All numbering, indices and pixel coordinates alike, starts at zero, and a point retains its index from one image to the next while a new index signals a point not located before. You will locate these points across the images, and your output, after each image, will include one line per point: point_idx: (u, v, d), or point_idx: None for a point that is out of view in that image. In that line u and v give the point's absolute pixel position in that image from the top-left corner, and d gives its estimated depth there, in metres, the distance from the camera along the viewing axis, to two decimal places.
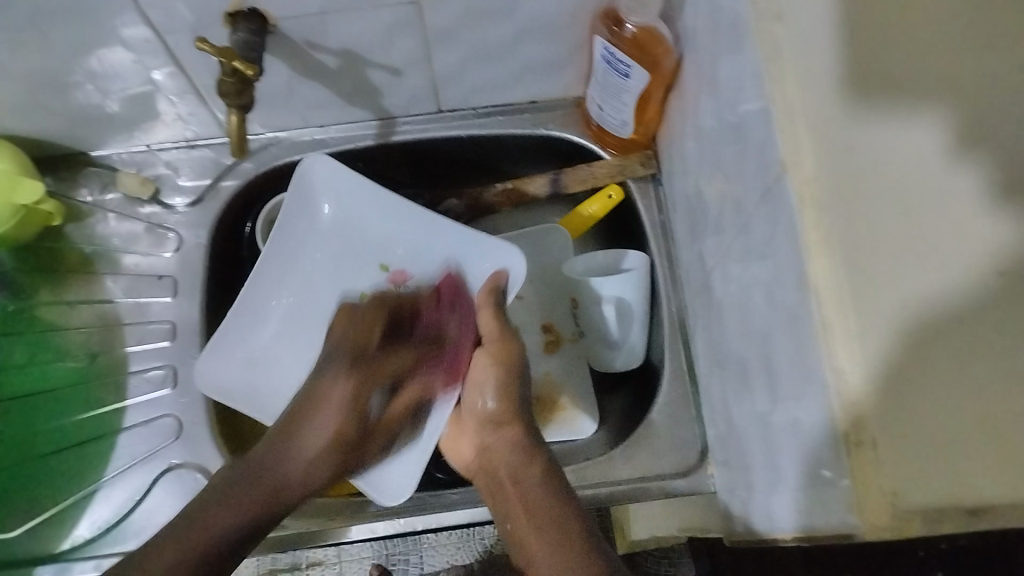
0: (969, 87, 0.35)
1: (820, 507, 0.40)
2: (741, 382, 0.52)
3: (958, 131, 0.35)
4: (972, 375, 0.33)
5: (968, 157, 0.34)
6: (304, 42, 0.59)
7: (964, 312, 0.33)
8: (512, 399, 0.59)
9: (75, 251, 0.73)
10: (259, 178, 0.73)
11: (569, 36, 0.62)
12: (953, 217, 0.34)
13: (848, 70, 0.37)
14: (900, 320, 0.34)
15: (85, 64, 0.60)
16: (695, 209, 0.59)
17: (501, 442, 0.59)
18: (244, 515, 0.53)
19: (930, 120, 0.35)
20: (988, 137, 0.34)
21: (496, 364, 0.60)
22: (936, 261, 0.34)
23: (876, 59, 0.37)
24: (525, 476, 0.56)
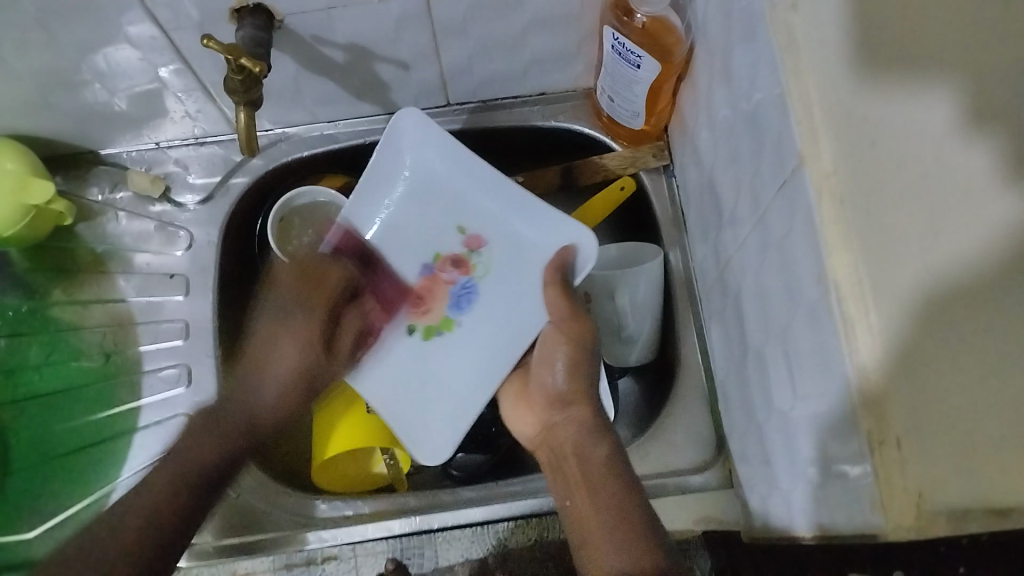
0: (977, 54, 0.32)
1: (843, 504, 0.39)
2: (759, 375, 0.52)
3: (967, 104, 0.32)
4: (992, 367, 0.31)
5: (980, 132, 0.32)
6: (311, 37, 0.59)
7: (978, 300, 0.32)
8: (582, 378, 0.60)
9: (86, 251, 0.73)
10: (269, 175, 0.72)
11: (579, 27, 0.61)
12: (967, 200, 0.32)
13: (860, 51, 0.36)
14: (910, 309, 0.33)
15: (92, 62, 0.59)
16: (709, 201, 0.59)
17: (568, 419, 0.59)
18: (220, 449, 0.56)
19: (936, 93, 0.33)
20: (996, 106, 0.32)
21: (565, 340, 0.61)
22: (946, 245, 0.32)
23: (885, 35, 0.35)
24: (590, 451, 0.56)
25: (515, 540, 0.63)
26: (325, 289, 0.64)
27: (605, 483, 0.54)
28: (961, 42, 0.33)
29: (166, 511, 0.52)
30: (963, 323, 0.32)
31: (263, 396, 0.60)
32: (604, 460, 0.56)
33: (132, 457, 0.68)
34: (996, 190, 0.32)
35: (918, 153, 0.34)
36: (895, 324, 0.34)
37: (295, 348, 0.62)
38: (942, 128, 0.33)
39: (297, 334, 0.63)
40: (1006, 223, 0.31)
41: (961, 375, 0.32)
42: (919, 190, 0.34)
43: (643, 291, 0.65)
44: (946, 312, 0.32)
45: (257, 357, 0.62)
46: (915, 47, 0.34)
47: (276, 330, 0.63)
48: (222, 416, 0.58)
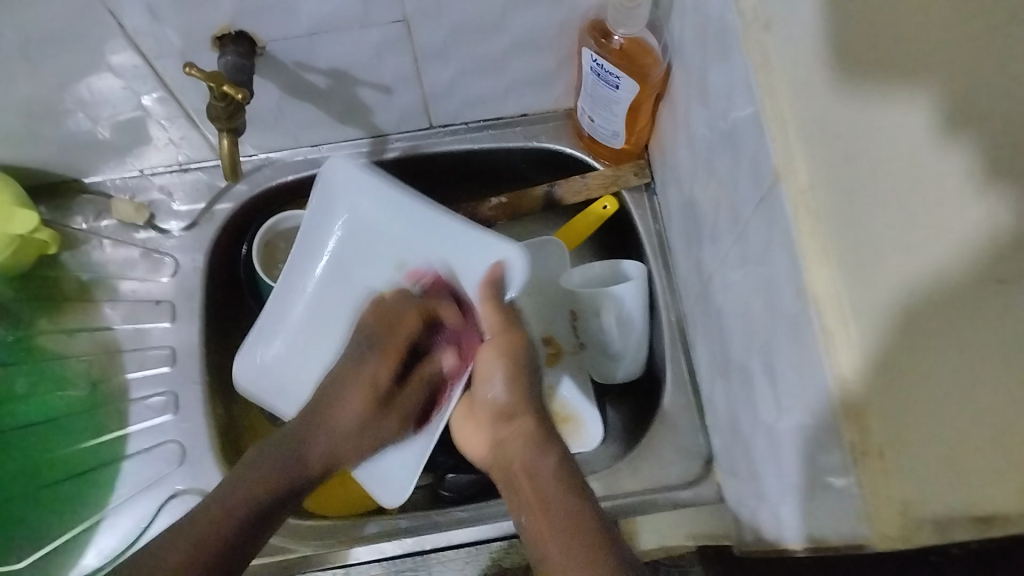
0: (948, 71, 0.34)
1: (830, 514, 0.40)
2: (744, 389, 0.52)
3: (940, 116, 0.33)
4: (971, 372, 0.32)
5: (955, 142, 0.33)
6: (293, 63, 0.59)
7: (954, 306, 0.32)
8: (524, 389, 0.57)
9: (72, 280, 0.73)
10: (252, 200, 0.73)
11: (558, 48, 0.62)
12: (942, 208, 0.33)
13: (830, 73, 0.37)
14: (895, 318, 0.33)
15: (75, 91, 0.60)
16: (691, 217, 0.59)
17: (516, 433, 0.56)
18: (263, 501, 0.54)
19: (912, 106, 0.34)
20: (969, 118, 0.33)
21: (501, 355, 0.57)
22: (927, 254, 0.33)
23: (854, 55, 0.36)
24: (541, 465, 0.54)
25: (510, 560, 0.63)
26: (410, 322, 0.62)
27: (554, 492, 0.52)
28: (938, 56, 0.34)
29: (196, 565, 0.49)
30: (947, 330, 0.32)
31: (321, 445, 0.58)
32: (557, 473, 0.53)
33: (121, 484, 0.68)
34: (974, 197, 0.32)
35: (891, 164, 0.34)
36: (879, 335, 0.34)
37: (355, 394, 0.60)
38: (921, 139, 0.34)
39: (360, 378, 0.61)
40: (986, 228, 0.32)
41: (946, 382, 0.32)
42: (895, 201, 0.34)
43: (628, 306, 0.66)
44: (930, 320, 0.33)
45: (323, 405, 0.60)
46: (895, 61, 0.35)
47: (344, 382, 0.61)
48: (278, 470, 0.55)
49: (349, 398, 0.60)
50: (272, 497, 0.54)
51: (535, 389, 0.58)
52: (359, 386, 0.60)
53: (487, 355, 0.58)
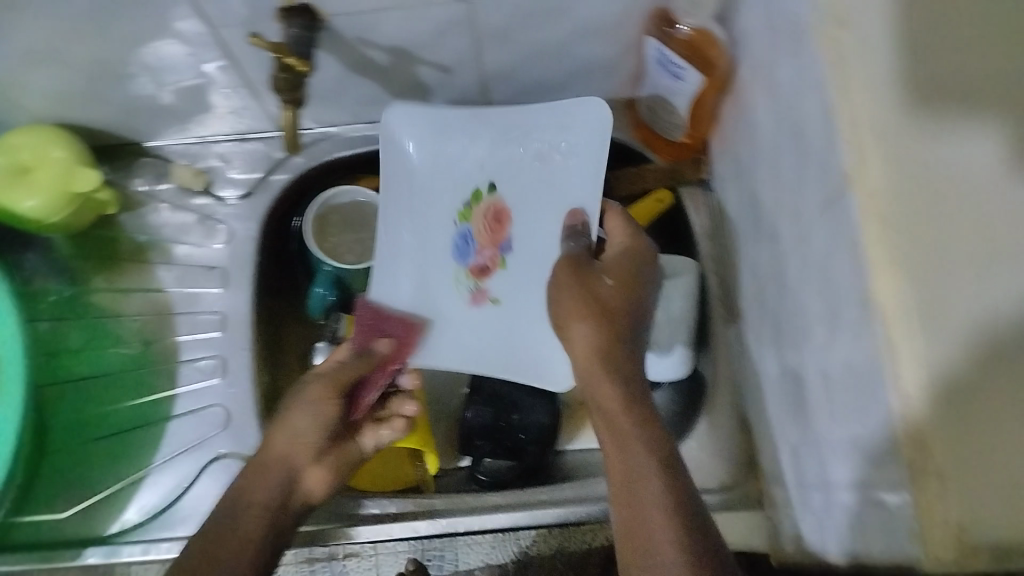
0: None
1: (879, 532, 0.39)
2: (795, 396, 0.51)
3: (1017, 143, 0.34)
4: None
5: None
6: (355, 38, 0.59)
7: (1021, 328, 0.33)
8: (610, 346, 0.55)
9: (129, 240, 0.75)
10: (313, 171, 0.73)
11: (623, 35, 0.61)
12: (1017, 230, 0.34)
13: (905, 72, 0.37)
14: (970, 342, 0.33)
15: (141, 56, 0.60)
16: (749, 216, 0.58)
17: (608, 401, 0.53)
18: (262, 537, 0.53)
19: (986, 130, 0.35)
20: None
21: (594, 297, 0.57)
22: (1002, 278, 0.33)
23: (930, 57, 0.37)
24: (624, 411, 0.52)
25: (536, 548, 0.64)
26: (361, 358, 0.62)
27: (637, 466, 0.50)
28: (1014, 91, 0.35)
29: None
30: (1021, 357, 0.33)
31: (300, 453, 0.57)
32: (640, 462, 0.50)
33: (166, 444, 0.69)
34: None
35: (968, 175, 0.35)
36: (948, 364, 0.33)
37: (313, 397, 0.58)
38: (992, 156, 0.34)
39: (321, 401, 0.58)
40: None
41: (1019, 410, 0.32)
42: (968, 216, 0.34)
43: (678, 304, 0.65)
44: (1007, 352, 0.33)
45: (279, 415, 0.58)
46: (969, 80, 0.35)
47: (293, 403, 0.58)
48: (260, 480, 0.55)
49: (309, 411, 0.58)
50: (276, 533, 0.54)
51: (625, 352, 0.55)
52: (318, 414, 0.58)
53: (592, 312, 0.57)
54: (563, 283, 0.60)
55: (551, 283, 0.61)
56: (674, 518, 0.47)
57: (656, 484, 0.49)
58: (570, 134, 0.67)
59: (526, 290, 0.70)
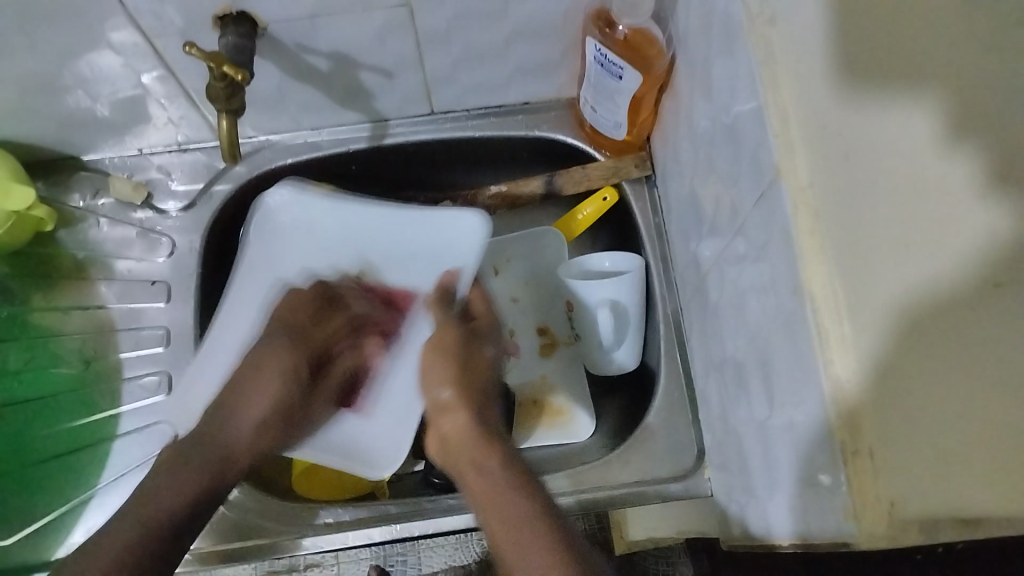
0: (952, 67, 0.33)
1: (817, 512, 0.40)
2: (737, 384, 0.52)
3: (946, 116, 0.33)
4: (965, 383, 0.32)
5: (958, 144, 0.32)
6: (295, 44, 0.59)
7: (946, 308, 0.32)
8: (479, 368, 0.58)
9: (67, 257, 0.73)
10: (252, 181, 0.73)
11: (562, 36, 0.62)
12: (940, 208, 0.32)
13: (837, 53, 0.37)
14: (891, 325, 0.33)
15: (75, 68, 0.59)
16: (689, 210, 0.59)
17: (449, 420, 0.54)
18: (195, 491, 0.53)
19: (914, 105, 0.34)
20: (972, 123, 0.32)
21: (436, 348, 0.58)
22: (922, 256, 0.33)
23: (861, 37, 0.36)
24: (469, 433, 0.53)
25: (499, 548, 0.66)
26: (325, 325, 0.65)
27: (497, 478, 0.50)
28: (941, 59, 0.33)
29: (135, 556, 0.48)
30: (940, 337, 0.32)
31: (239, 429, 0.57)
32: (500, 472, 0.50)
33: (112, 464, 0.68)
34: (973, 200, 0.32)
35: (894, 156, 0.34)
36: (869, 341, 0.34)
37: (274, 377, 0.60)
38: (918, 130, 0.33)
39: (274, 370, 0.60)
40: (982, 233, 0.31)
41: (937, 392, 0.32)
42: (891, 200, 0.34)
43: (625, 297, 0.66)
44: (924, 335, 0.32)
45: (233, 396, 0.59)
46: (895, 57, 0.34)
47: (254, 375, 0.60)
48: (194, 456, 0.54)
49: (280, 362, 0.61)
50: (218, 478, 0.54)
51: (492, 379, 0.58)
52: (280, 379, 0.60)
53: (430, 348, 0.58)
54: (438, 350, 0.58)
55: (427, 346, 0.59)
56: (542, 510, 0.48)
57: (518, 488, 0.49)
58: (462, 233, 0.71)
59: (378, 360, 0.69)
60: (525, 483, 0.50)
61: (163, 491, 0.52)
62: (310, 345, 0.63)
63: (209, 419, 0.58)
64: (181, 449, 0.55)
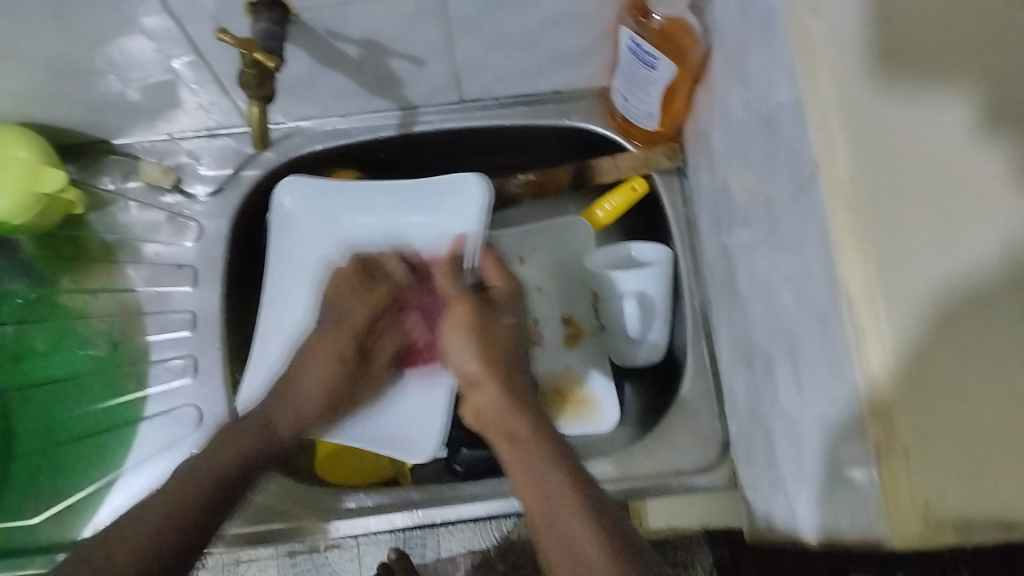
0: (990, 62, 0.34)
1: (847, 510, 0.40)
2: (767, 379, 0.52)
3: (982, 107, 0.34)
4: (1000, 367, 0.33)
5: (992, 136, 0.34)
6: (326, 31, 0.59)
7: (984, 290, 0.33)
8: (492, 343, 0.57)
9: (96, 240, 0.74)
10: (280, 167, 0.73)
11: (594, 25, 0.61)
12: (978, 197, 0.34)
13: (876, 44, 0.37)
14: (928, 316, 0.33)
15: (108, 52, 0.59)
16: (720, 202, 0.59)
17: (488, 395, 0.55)
18: (245, 453, 0.57)
19: (952, 96, 0.35)
20: (1008, 116, 0.34)
21: (473, 317, 0.57)
22: (963, 242, 0.34)
23: (901, 28, 0.36)
24: (522, 434, 0.53)
25: (519, 531, 0.63)
26: (376, 300, 0.67)
27: (546, 476, 0.50)
28: (980, 52, 0.35)
29: (184, 522, 0.51)
30: (976, 319, 0.33)
31: (306, 399, 0.62)
32: (553, 475, 0.50)
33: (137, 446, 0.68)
34: (1011, 193, 0.34)
35: (934, 142, 0.35)
36: (907, 334, 0.34)
37: (321, 364, 0.63)
38: (956, 120, 0.35)
39: (326, 352, 0.64)
40: (1014, 228, 0.33)
41: (974, 377, 0.33)
42: (931, 188, 0.35)
43: (653, 292, 0.65)
44: (962, 318, 0.33)
45: (286, 378, 0.63)
46: (932, 47, 0.35)
47: (308, 360, 0.64)
48: (245, 431, 0.58)
49: (326, 344, 0.64)
50: (262, 447, 0.58)
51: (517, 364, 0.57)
52: (327, 365, 0.63)
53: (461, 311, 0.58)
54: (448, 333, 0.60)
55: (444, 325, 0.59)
56: (607, 546, 0.46)
57: (569, 492, 0.49)
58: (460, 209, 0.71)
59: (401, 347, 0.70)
60: (568, 498, 0.49)
61: (214, 453, 0.55)
62: (360, 327, 0.66)
63: (272, 399, 0.62)
64: (236, 425, 0.59)
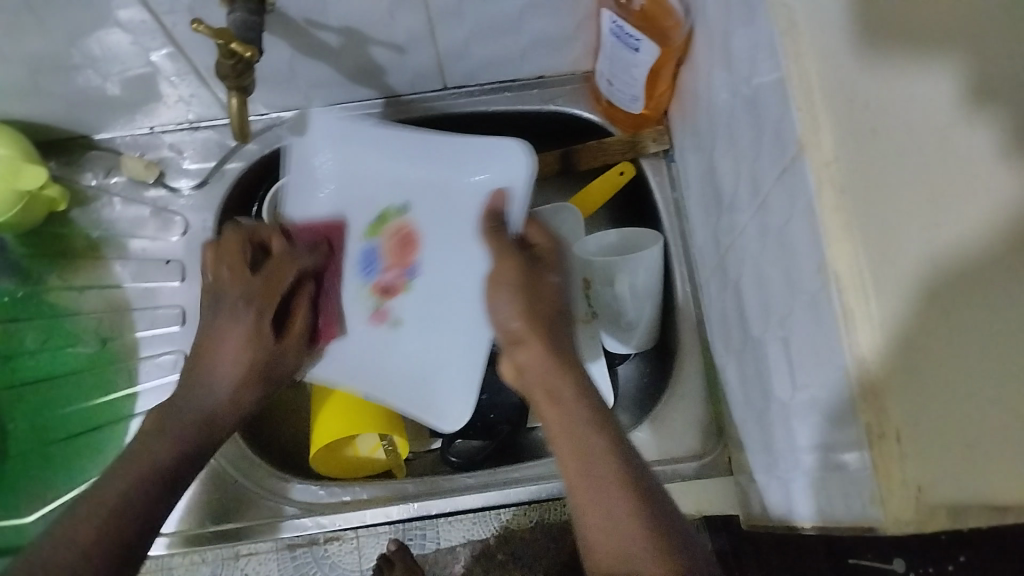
0: (978, 32, 0.33)
1: (840, 495, 0.39)
2: (758, 364, 0.51)
3: (970, 80, 0.32)
4: (988, 355, 0.31)
5: (980, 109, 0.32)
6: (304, 20, 0.58)
7: (972, 274, 0.32)
8: (533, 313, 0.51)
9: (82, 236, 0.73)
10: (264, 159, 0.72)
11: (577, 8, 0.60)
12: (966, 175, 0.32)
13: (858, 22, 0.36)
14: (917, 300, 0.33)
15: (83, 46, 0.58)
16: (709, 185, 0.58)
17: (532, 361, 0.50)
18: (191, 442, 0.52)
19: (937, 70, 0.33)
20: (998, 85, 0.32)
21: (514, 269, 0.53)
22: (948, 225, 0.32)
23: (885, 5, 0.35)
24: (575, 412, 0.49)
25: (516, 523, 0.64)
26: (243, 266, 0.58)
27: (597, 465, 0.47)
28: (968, 22, 0.33)
29: (132, 510, 0.46)
30: (965, 306, 0.32)
31: (211, 396, 0.54)
32: (603, 467, 0.47)
33: (130, 442, 0.68)
34: (1001, 166, 0.32)
35: (918, 122, 0.33)
36: (894, 318, 0.34)
37: (228, 345, 0.56)
38: (941, 96, 0.33)
39: (235, 329, 0.56)
40: (998, 203, 0.31)
41: (964, 367, 0.31)
42: (916, 171, 0.33)
43: (642, 278, 0.65)
44: (949, 305, 0.32)
45: (200, 361, 0.56)
46: (917, 21, 0.34)
47: (217, 339, 0.56)
48: (183, 412, 0.53)
49: (235, 325, 0.56)
50: (203, 444, 0.53)
51: (553, 320, 0.52)
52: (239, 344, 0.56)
53: (508, 266, 0.53)
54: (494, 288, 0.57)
55: (489, 280, 0.54)
56: (653, 533, 0.44)
57: (612, 465, 0.47)
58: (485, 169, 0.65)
59: (431, 315, 0.65)
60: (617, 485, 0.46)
61: (152, 442, 0.51)
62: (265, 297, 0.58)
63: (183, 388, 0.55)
64: (163, 416, 0.53)
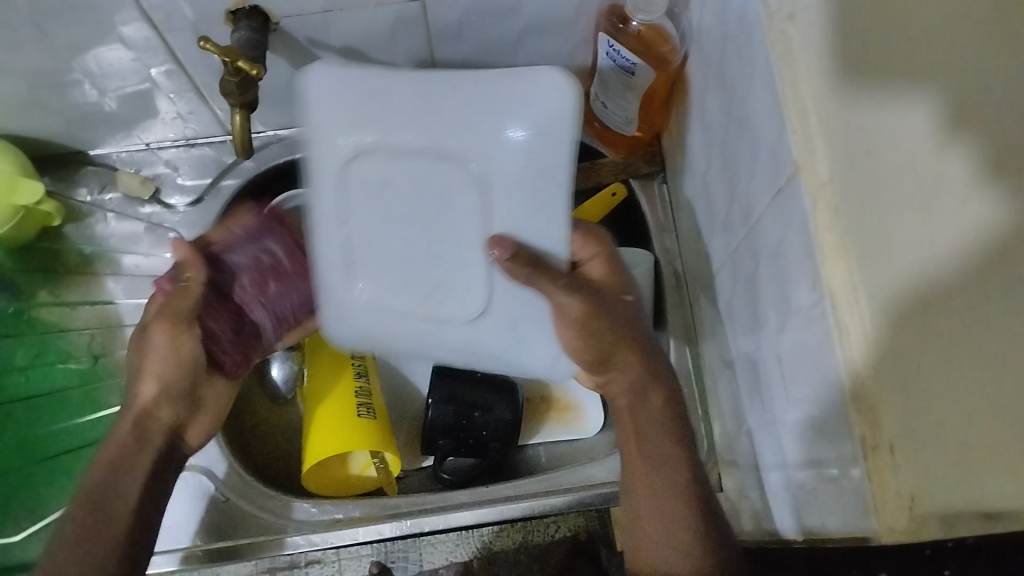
0: (952, 69, 0.35)
1: (834, 508, 0.40)
2: (752, 380, 0.52)
3: (947, 112, 0.35)
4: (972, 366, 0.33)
5: (957, 138, 0.35)
6: (305, 39, 0.59)
7: (956, 289, 0.34)
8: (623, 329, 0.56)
9: (74, 252, 0.73)
10: (259, 177, 0.72)
11: (572, 32, 0.62)
12: (946, 195, 0.34)
13: (843, 50, 0.38)
14: (903, 320, 0.34)
15: (85, 62, 0.59)
16: (701, 206, 0.59)
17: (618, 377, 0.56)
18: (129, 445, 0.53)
19: (915, 101, 0.36)
20: (972, 118, 0.35)
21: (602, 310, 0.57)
22: (938, 242, 0.34)
23: (865, 44, 0.37)
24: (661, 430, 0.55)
25: (498, 542, 0.68)
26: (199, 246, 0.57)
27: (668, 475, 0.54)
28: (946, 61, 0.36)
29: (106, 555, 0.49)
30: (945, 324, 0.34)
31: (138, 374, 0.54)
32: (678, 480, 0.54)
33: None
34: (976, 192, 0.34)
35: (904, 148, 0.35)
36: (886, 328, 0.34)
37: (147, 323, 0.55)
38: (924, 124, 0.35)
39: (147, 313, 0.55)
40: (983, 220, 0.34)
41: (951, 379, 0.33)
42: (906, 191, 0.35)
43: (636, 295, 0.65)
44: (937, 320, 0.34)
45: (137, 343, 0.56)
46: (903, 54, 0.36)
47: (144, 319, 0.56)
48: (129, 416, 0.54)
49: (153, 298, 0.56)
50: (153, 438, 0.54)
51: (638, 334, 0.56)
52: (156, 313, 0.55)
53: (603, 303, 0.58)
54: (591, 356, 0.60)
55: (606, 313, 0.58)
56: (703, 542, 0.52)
57: (690, 491, 0.53)
58: (509, 122, 0.52)
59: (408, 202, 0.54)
60: (687, 501, 0.53)
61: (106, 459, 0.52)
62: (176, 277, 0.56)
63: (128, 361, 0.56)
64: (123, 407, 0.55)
